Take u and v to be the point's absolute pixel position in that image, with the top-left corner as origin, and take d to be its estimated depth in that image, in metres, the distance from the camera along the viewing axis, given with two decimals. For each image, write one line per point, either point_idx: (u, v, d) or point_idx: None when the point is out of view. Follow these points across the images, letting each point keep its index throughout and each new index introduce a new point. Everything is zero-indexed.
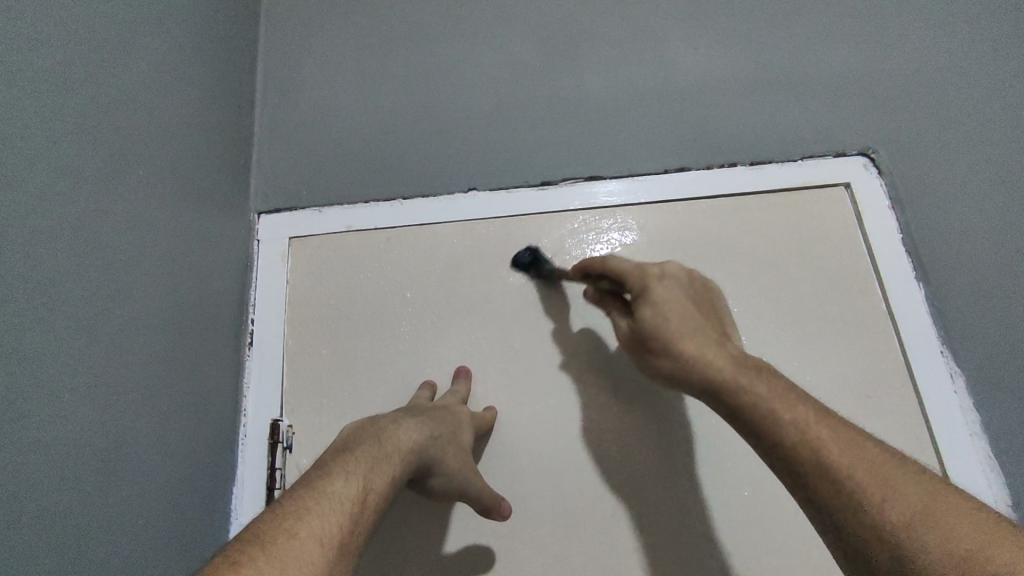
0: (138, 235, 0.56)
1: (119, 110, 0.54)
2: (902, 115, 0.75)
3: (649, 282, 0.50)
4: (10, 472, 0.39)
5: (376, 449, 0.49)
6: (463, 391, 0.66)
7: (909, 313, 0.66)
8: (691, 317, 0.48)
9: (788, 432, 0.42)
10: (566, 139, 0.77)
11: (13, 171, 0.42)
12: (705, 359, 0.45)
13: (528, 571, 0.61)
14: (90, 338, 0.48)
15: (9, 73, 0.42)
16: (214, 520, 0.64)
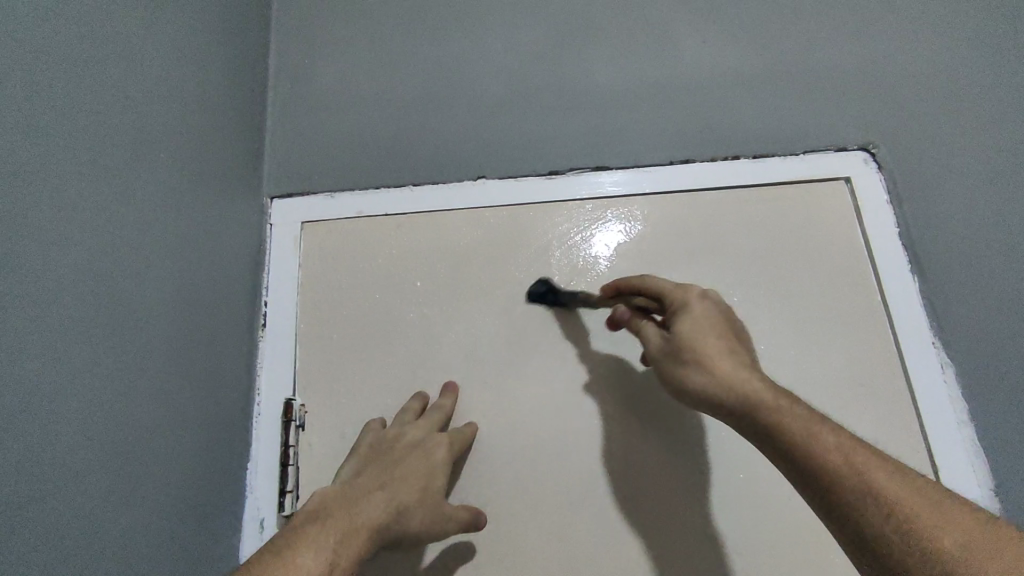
0: (153, 221, 0.57)
1: (132, 96, 0.55)
2: (903, 110, 0.76)
3: (691, 296, 0.56)
4: (33, 441, 0.42)
5: (342, 528, 0.50)
6: (448, 407, 0.67)
7: (903, 307, 0.68)
8: (724, 337, 0.53)
9: (834, 457, 0.45)
10: (573, 129, 0.79)
11: (40, 159, 0.45)
12: (739, 377, 0.49)
13: (530, 547, 0.64)
14: (107, 316, 0.50)
15: (35, 63, 0.45)
16: (229, 494, 0.66)
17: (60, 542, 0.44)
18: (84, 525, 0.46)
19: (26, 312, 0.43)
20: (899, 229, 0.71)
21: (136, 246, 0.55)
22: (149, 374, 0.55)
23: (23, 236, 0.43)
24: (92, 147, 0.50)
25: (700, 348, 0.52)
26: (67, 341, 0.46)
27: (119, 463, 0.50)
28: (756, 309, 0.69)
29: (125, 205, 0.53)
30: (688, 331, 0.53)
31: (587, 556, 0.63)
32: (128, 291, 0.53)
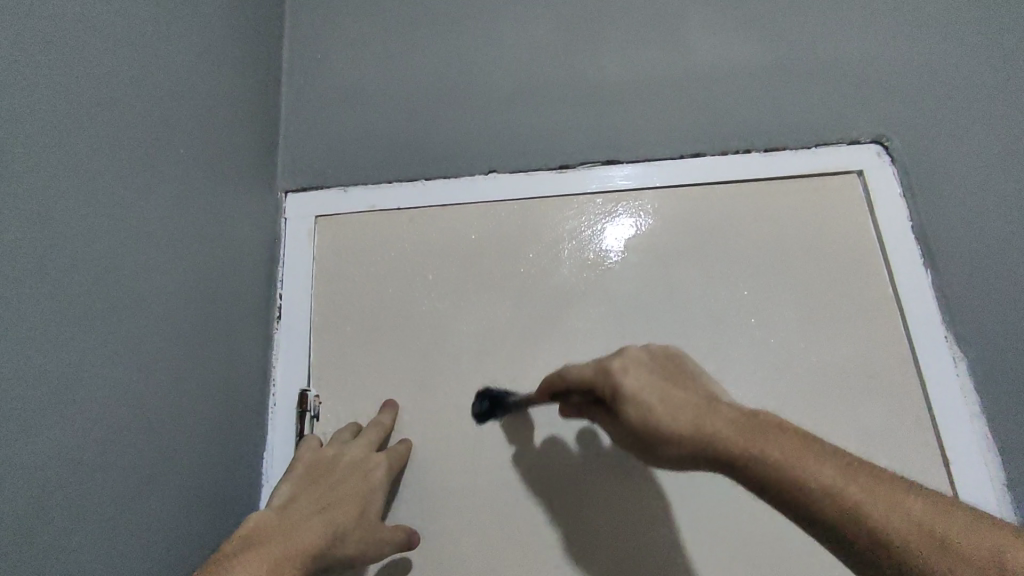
0: (168, 217, 0.58)
1: (147, 94, 0.56)
2: (916, 102, 0.76)
3: (616, 372, 0.52)
4: (57, 427, 0.44)
5: (274, 555, 0.50)
6: (388, 423, 0.68)
7: (916, 301, 0.68)
8: (674, 400, 0.49)
9: (826, 503, 0.43)
10: (584, 123, 0.79)
11: (65, 154, 0.46)
12: (704, 436, 0.47)
13: (541, 536, 0.65)
14: (126, 307, 0.51)
15: (58, 60, 0.46)
16: (247, 482, 0.68)
17: (82, 527, 0.45)
18: (103, 511, 0.47)
19: (43, 304, 0.44)
20: (912, 222, 0.71)
21: (152, 240, 0.56)
22: (164, 368, 0.56)
23: (49, 228, 0.45)
24: (108, 144, 0.51)
25: (655, 421, 0.49)
26: (86, 330, 0.47)
27: (135, 453, 0.51)
28: (767, 302, 0.69)
29: (141, 201, 0.55)
30: (634, 415, 0.50)
31: (597, 546, 0.64)
32: (145, 283, 0.54)
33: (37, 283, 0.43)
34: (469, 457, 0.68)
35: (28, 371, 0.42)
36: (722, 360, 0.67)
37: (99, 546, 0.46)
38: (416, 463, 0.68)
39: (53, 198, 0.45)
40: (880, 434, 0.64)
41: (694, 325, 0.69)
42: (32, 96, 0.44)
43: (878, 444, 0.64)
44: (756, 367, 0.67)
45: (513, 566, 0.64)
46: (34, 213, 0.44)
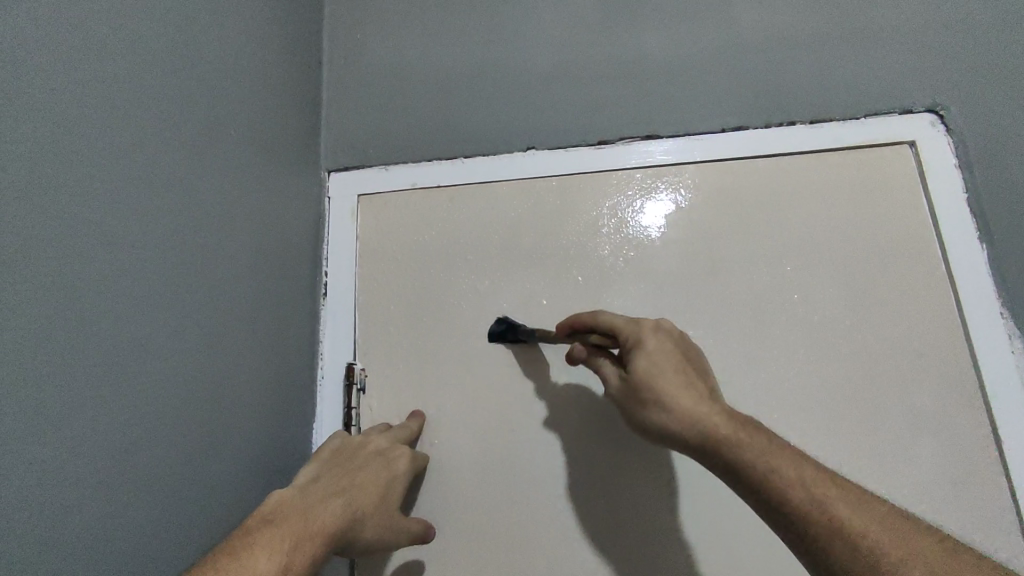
0: (216, 200, 0.61)
1: (199, 83, 0.59)
2: (976, 70, 0.72)
3: (645, 332, 0.56)
4: (122, 399, 0.47)
5: (303, 526, 0.51)
6: (414, 428, 0.69)
7: (970, 277, 0.66)
8: (682, 372, 0.53)
9: (796, 492, 0.45)
10: (624, 98, 0.78)
11: (126, 147, 0.50)
12: (700, 410, 0.50)
13: (578, 507, 0.66)
14: (180, 287, 0.54)
15: (116, 56, 0.49)
16: (298, 450, 0.71)
17: (141, 493, 0.48)
18: (161, 480, 0.51)
19: (105, 282, 0.47)
20: (968, 194, 0.69)
21: (203, 223, 0.58)
22: (216, 345, 0.59)
23: (114, 215, 0.48)
24: (157, 131, 0.53)
25: (656, 384, 0.52)
26: (146, 308, 0.50)
27: (188, 425, 0.54)
28: (810, 278, 0.68)
29: (189, 185, 0.57)
30: (643, 369, 0.53)
31: (636, 519, 0.65)
32: (194, 264, 0.57)
33: (97, 265, 0.46)
34: (509, 431, 0.69)
35: (89, 350, 0.45)
36: (764, 337, 0.67)
37: (158, 511, 0.50)
38: (458, 435, 0.70)
39: (108, 186, 0.47)
40: (929, 413, 0.62)
41: (735, 302, 0.68)
42: (87, 88, 0.46)
43: (926, 422, 0.62)
44: (799, 344, 0.66)
45: (552, 536, 0.66)
46: (90, 201, 0.46)
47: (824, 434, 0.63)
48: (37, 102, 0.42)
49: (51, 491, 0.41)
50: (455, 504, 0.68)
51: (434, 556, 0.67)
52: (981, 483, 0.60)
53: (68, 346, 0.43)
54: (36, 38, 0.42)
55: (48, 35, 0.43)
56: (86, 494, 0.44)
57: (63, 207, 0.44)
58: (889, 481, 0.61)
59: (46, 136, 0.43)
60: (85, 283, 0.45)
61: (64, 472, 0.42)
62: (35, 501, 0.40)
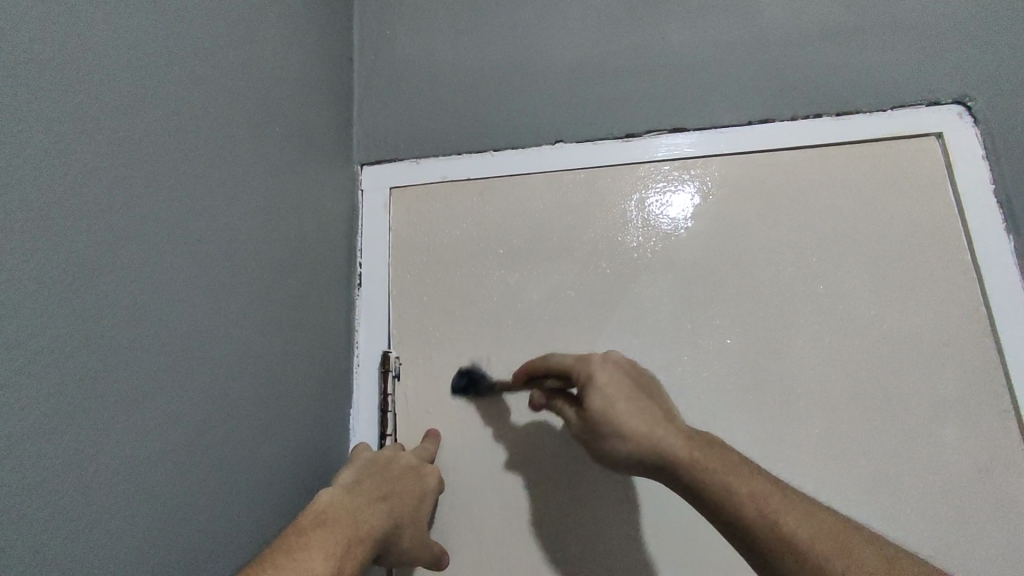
0: (261, 195, 0.63)
1: (242, 81, 0.61)
2: (1003, 60, 0.73)
3: (593, 367, 0.59)
4: (191, 383, 0.50)
5: (354, 530, 0.53)
6: (432, 450, 0.71)
7: (995, 266, 0.67)
8: (635, 401, 0.56)
9: (748, 508, 0.48)
10: (651, 91, 0.79)
11: (187, 144, 0.52)
12: (655, 437, 0.53)
13: (608, 490, 0.69)
14: (231, 279, 0.57)
15: (177, 59, 0.52)
16: (337, 435, 0.74)
17: (207, 474, 0.51)
18: (223, 463, 0.53)
19: (172, 273, 0.49)
20: (994, 185, 0.69)
21: (249, 217, 0.61)
22: (263, 334, 0.61)
23: (180, 210, 0.51)
24: (209, 131, 0.55)
25: (612, 414, 0.55)
26: (204, 299, 0.53)
27: (243, 411, 0.57)
28: (836, 268, 0.69)
29: (236, 181, 0.59)
30: (596, 403, 0.57)
31: (664, 501, 0.67)
32: (243, 258, 0.59)
33: (165, 257, 0.49)
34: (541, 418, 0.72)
35: (160, 338, 0.48)
36: (790, 326, 0.68)
37: (221, 491, 0.53)
38: (490, 422, 0.73)
39: (170, 184, 0.50)
40: (952, 401, 0.64)
41: (761, 292, 0.70)
42: (152, 89, 0.49)
43: (951, 408, 0.64)
44: (824, 332, 0.68)
45: (584, 518, 0.68)
46: (157, 195, 0.48)
47: (849, 421, 0.65)
48: (114, 105, 0.45)
49: (135, 472, 0.44)
50: (488, 487, 0.71)
51: (470, 536, 0.70)
52: (1006, 469, 0.62)
53: (142, 336, 0.46)
54: (111, 46, 0.45)
55: (120, 42, 0.46)
56: (162, 472, 0.47)
57: (140, 201, 0.47)
58: (915, 468, 0.63)
59: (121, 136, 0.45)
60: (156, 276, 0.48)
61: (147, 450, 0.45)
62: (124, 477, 0.43)
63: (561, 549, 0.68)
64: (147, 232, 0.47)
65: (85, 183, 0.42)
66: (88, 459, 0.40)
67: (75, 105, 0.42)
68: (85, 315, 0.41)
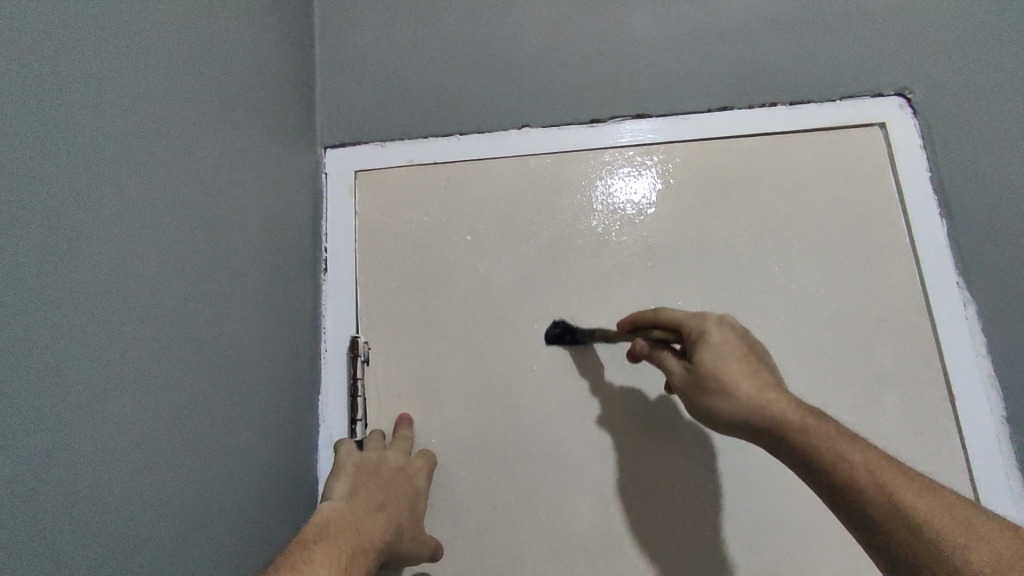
0: (225, 180, 0.61)
1: (203, 61, 0.59)
2: (941, 54, 0.77)
3: (708, 323, 0.58)
4: (161, 372, 0.50)
5: (354, 542, 0.57)
6: (410, 436, 0.72)
7: (931, 249, 0.72)
8: (748, 365, 0.55)
9: (860, 472, 0.49)
10: (615, 78, 0.81)
11: (151, 128, 0.51)
12: (764, 402, 0.53)
13: (576, 468, 0.71)
14: (198, 266, 0.56)
15: (135, 37, 0.50)
16: (307, 421, 0.73)
17: (179, 463, 0.51)
18: (195, 452, 0.53)
19: (140, 261, 0.48)
20: (931, 173, 0.74)
21: (214, 201, 0.59)
22: (231, 321, 0.60)
23: (146, 196, 0.50)
24: (171, 114, 0.54)
25: (723, 374, 0.54)
26: (173, 287, 0.52)
27: (212, 399, 0.56)
28: (790, 250, 0.73)
29: (200, 165, 0.58)
30: (708, 358, 0.55)
31: (631, 476, 0.70)
32: (211, 243, 0.58)
33: (127, 244, 0.47)
34: (511, 398, 0.73)
35: (129, 326, 0.47)
36: (746, 306, 0.72)
37: (194, 480, 0.53)
38: (461, 403, 0.74)
39: (134, 168, 0.49)
40: (892, 373, 0.69)
41: (719, 274, 0.73)
42: (112, 70, 0.47)
43: (890, 382, 0.69)
44: (778, 312, 0.71)
45: (553, 493, 0.71)
46: (120, 180, 0.47)
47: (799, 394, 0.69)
48: (74, 87, 0.43)
49: (105, 464, 0.43)
50: (461, 467, 0.72)
51: (442, 517, 0.71)
52: (937, 436, 0.67)
53: (107, 324, 0.45)
54: (71, 24, 0.43)
55: (78, 20, 0.44)
56: (135, 461, 0.46)
57: (103, 187, 0.45)
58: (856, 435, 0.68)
59: (82, 120, 0.44)
60: (119, 263, 0.46)
61: (122, 440, 0.45)
62: (96, 467, 0.43)
63: (533, 525, 0.70)
64: (110, 218, 0.46)
65: (47, 168, 0.41)
66: (55, 452, 0.40)
67: (35, 85, 0.40)
68: (52, 303, 0.40)
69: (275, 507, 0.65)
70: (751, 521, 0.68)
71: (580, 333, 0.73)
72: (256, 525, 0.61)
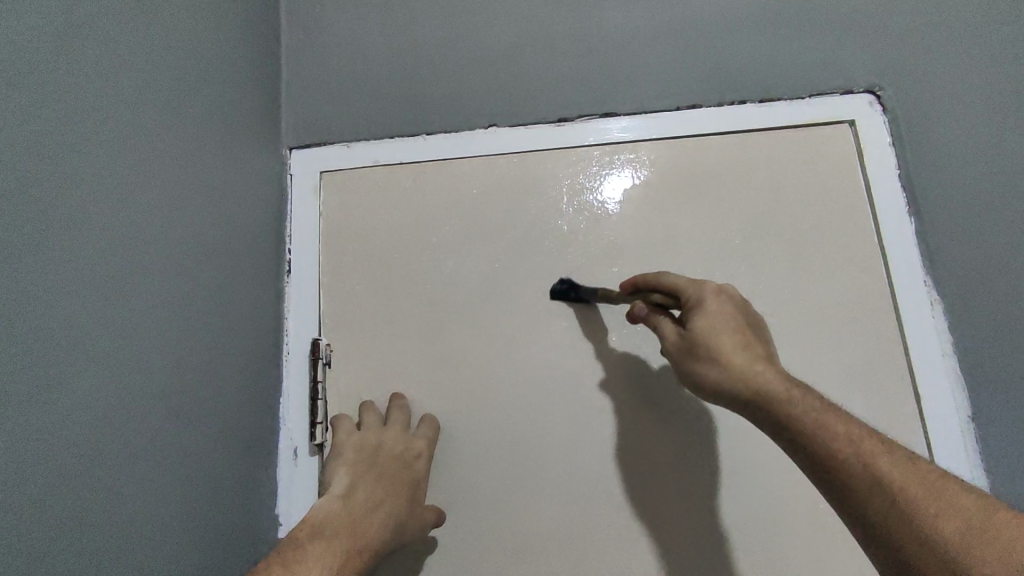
0: (186, 177, 0.61)
1: (164, 58, 0.58)
2: (910, 48, 0.76)
3: (707, 293, 0.57)
4: (117, 369, 0.49)
5: (348, 543, 0.58)
6: (404, 414, 0.71)
7: (899, 247, 0.71)
8: (740, 336, 0.55)
9: (840, 444, 0.47)
10: (581, 76, 0.80)
11: (106, 124, 0.50)
12: (752, 373, 0.52)
13: (540, 471, 0.70)
14: (158, 263, 0.55)
15: (90, 33, 0.49)
16: (268, 424, 0.72)
17: (134, 465, 0.50)
18: (152, 457, 0.52)
19: (92, 258, 0.47)
20: (900, 170, 0.73)
21: (175, 199, 0.58)
22: (192, 321, 0.59)
23: (99, 192, 0.49)
24: (129, 110, 0.53)
25: (713, 341, 0.54)
26: (131, 284, 0.51)
27: (172, 399, 0.55)
28: (756, 249, 0.72)
29: (160, 162, 0.57)
30: (700, 325, 0.55)
31: (595, 479, 0.69)
32: (172, 243, 0.57)
33: (78, 240, 0.46)
34: (474, 400, 0.72)
35: (81, 322, 0.46)
36: None
37: (150, 485, 0.51)
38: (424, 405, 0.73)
39: (86, 165, 0.48)
40: (859, 374, 0.67)
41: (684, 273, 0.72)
42: (65, 65, 0.46)
43: (857, 383, 0.67)
44: None
45: (517, 497, 0.69)
46: (73, 176, 0.46)
47: None
48: (23, 81, 0.43)
49: (52, 466, 0.42)
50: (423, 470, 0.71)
51: None
52: (906, 439, 0.66)
53: (56, 327, 0.44)
54: (21, 18, 0.43)
55: (28, 15, 0.43)
56: (84, 462, 0.45)
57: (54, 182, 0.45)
58: None
59: (31, 114, 0.43)
60: (67, 264, 0.45)
61: (71, 440, 0.44)
62: (41, 468, 0.41)
63: (495, 530, 0.69)
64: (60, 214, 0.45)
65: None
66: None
67: None
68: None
69: (234, 512, 0.64)
70: (716, 525, 0.67)
71: (584, 292, 0.71)
72: (214, 530, 0.60)
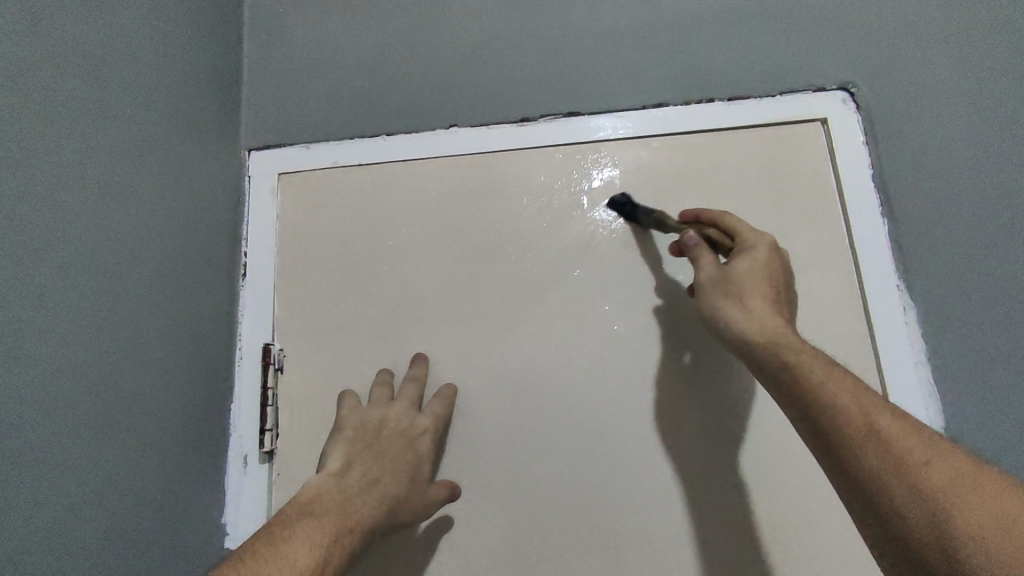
0: (140, 173, 0.59)
1: (121, 52, 0.57)
2: (884, 44, 0.73)
3: (761, 245, 0.58)
4: (50, 369, 0.47)
5: (339, 520, 0.55)
6: (420, 380, 0.68)
7: (871, 249, 0.67)
8: (774, 291, 0.55)
9: (846, 399, 0.47)
10: (544, 76, 0.78)
11: (51, 115, 0.48)
12: (770, 322, 0.52)
13: (494, 483, 0.67)
14: (104, 258, 0.53)
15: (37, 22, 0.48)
16: (217, 432, 0.70)
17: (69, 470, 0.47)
18: (91, 463, 0.50)
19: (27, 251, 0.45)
20: (874, 170, 0.70)
21: (127, 195, 0.57)
22: (142, 321, 0.58)
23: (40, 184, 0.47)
24: (77, 103, 0.51)
25: (746, 285, 0.55)
26: (70, 280, 0.49)
27: (116, 402, 0.53)
28: None
29: (113, 159, 0.55)
30: (744, 267, 0.56)
31: (551, 492, 0.66)
32: (122, 242, 0.56)
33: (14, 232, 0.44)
34: None
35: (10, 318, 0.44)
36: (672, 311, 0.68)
37: (87, 493, 0.49)
38: None
39: (24, 156, 0.46)
40: None
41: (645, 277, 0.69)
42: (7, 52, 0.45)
43: None
44: None
45: (471, 510, 0.67)
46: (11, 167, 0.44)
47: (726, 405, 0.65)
48: None
49: None
50: None
51: None
52: None
53: None
54: None
55: None
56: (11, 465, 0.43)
57: None
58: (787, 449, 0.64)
59: None
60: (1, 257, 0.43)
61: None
62: None
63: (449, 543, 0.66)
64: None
65: None
66: None
67: None
68: None
69: (180, 522, 0.61)
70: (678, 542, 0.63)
71: (642, 211, 0.68)
72: (159, 541, 0.57)
